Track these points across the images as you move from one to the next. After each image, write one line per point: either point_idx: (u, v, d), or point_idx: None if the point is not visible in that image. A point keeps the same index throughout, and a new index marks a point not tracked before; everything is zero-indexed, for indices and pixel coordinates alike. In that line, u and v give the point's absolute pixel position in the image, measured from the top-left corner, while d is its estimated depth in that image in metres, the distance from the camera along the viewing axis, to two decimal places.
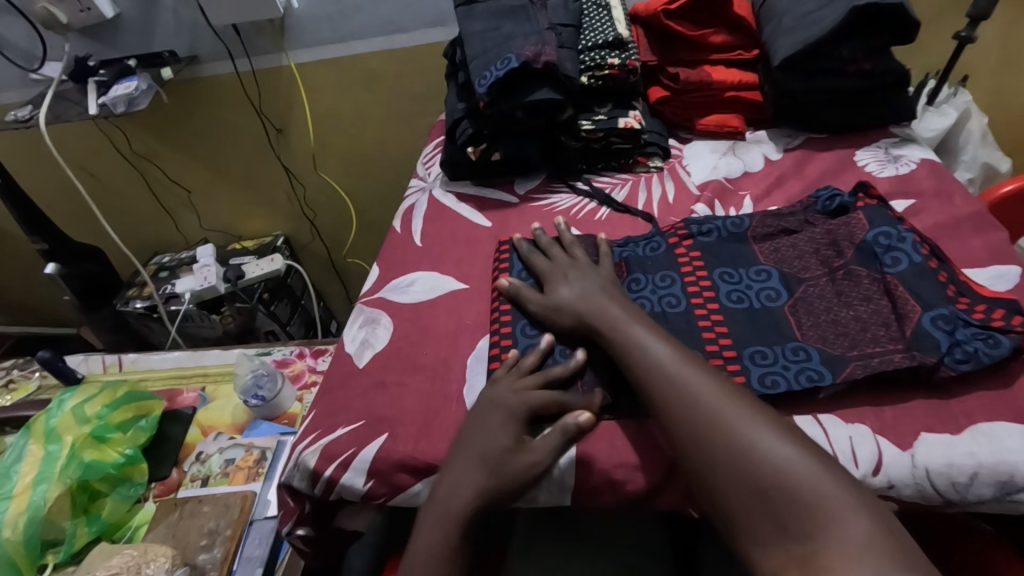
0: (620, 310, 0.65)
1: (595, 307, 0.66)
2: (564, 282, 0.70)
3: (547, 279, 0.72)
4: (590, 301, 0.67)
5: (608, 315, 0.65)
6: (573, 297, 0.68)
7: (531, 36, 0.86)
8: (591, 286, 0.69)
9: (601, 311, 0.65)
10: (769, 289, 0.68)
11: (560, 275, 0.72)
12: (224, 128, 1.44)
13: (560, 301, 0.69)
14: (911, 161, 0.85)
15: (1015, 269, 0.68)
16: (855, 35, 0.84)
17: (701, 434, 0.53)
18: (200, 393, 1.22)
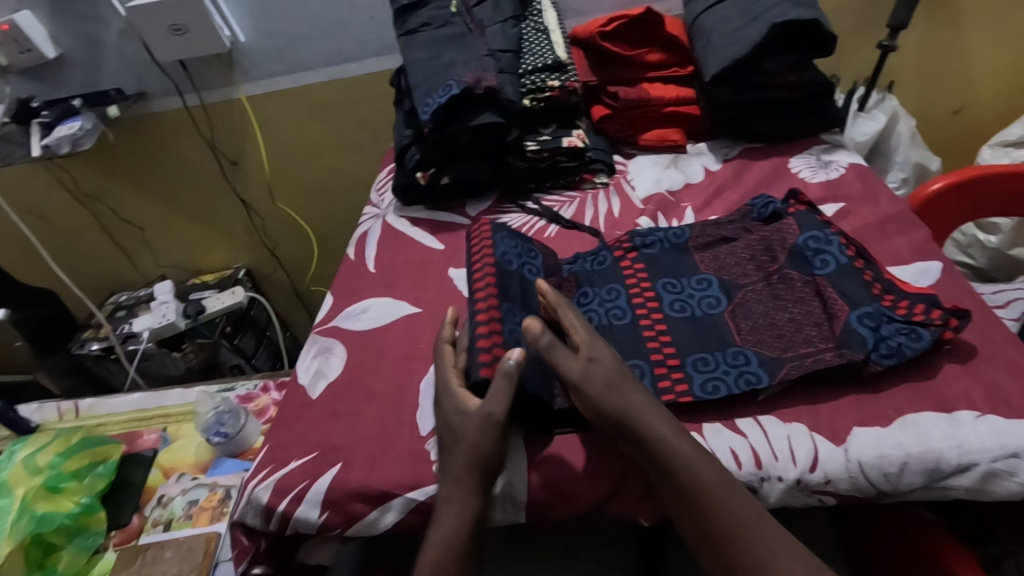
0: (655, 407, 0.57)
1: (636, 395, 0.57)
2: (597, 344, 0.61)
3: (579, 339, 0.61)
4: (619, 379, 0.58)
5: (653, 429, 0.55)
6: (615, 369, 0.59)
7: (471, 63, 0.88)
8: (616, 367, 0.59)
9: (639, 398, 0.57)
10: (709, 297, 0.70)
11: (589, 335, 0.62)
12: (177, 162, 1.43)
13: (602, 367, 0.59)
14: (840, 166, 0.89)
15: (936, 265, 0.72)
16: (779, 50, 0.89)
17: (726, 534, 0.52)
18: (161, 434, 1.18)
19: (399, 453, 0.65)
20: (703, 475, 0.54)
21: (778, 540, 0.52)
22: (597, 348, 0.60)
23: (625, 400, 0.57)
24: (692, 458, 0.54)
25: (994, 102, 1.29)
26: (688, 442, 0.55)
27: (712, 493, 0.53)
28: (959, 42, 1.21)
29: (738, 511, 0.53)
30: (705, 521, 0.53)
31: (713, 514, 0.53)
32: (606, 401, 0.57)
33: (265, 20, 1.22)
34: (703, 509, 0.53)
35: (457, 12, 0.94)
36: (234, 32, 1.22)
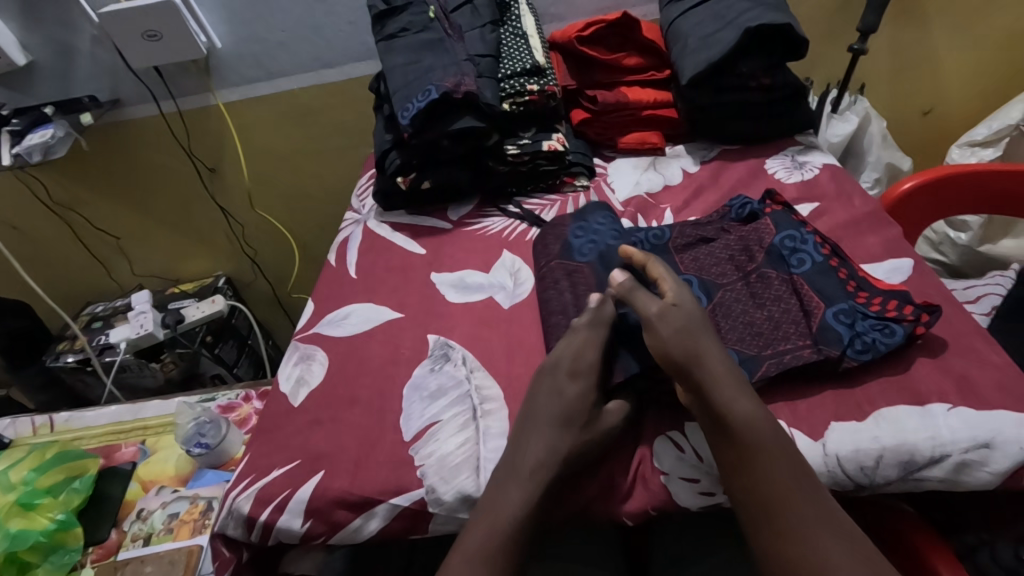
0: (726, 362, 0.58)
1: (707, 344, 0.59)
2: (681, 293, 0.64)
3: (667, 286, 0.65)
4: (696, 332, 0.60)
5: (716, 380, 0.57)
6: (691, 315, 0.62)
7: (450, 68, 0.88)
8: (696, 321, 0.61)
9: (708, 346, 0.59)
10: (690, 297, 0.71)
11: (677, 285, 0.65)
12: (155, 170, 1.41)
13: (678, 311, 0.62)
14: (814, 167, 0.91)
15: (908, 262, 0.74)
16: (752, 54, 0.90)
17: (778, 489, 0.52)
18: (141, 447, 1.16)
19: (383, 458, 0.65)
20: (757, 435, 0.54)
21: (820, 510, 0.51)
22: (681, 296, 0.64)
23: (694, 346, 0.59)
24: (749, 415, 0.55)
25: (962, 103, 1.33)
26: (749, 401, 0.56)
27: (764, 453, 0.53)
28: (927, 44, 1.24)
29: (788, 477, 0.53)
30: (754, 480, 0.53)
31: (761, 474, 0.53)
32: (673, 341, 0.59)
33: (242, 25, 1.20)
34: (750, 467, 0.53)
35: (435, 17, 0.94)
36: (210, 38, 1.21)
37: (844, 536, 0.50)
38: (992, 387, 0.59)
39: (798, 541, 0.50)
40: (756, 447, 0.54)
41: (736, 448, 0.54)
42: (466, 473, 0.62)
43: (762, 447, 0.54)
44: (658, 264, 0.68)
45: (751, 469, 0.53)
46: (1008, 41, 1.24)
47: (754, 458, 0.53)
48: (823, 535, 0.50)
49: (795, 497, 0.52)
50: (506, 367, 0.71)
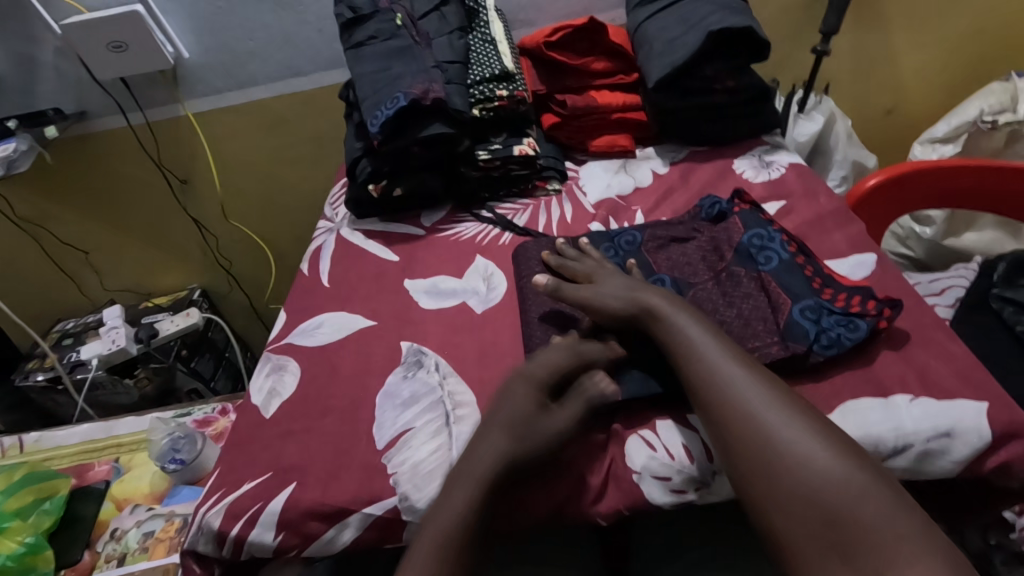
0: (654, 290, 0.66)
1: (632, 291, 0.67)
2: (599, 275, 0.72)
3: (588, 278, 0.73)
4: (619, 288, 0.68)
5: (650, 306, 0.64)
6: (614, 286, 0.68)
7: (419, 75, 0.87)
8: (617, 279, 0.70)
9: (632, 291, 0.67)
10: None
11: (592, 273, 0.73)
12: (125, 182, 1.39)
13: (602, 287, 0.69)
14: (781, 166, 0.93)
15: (871, 257, 0.75)
16: (717, 57, 0.92)
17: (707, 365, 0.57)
18: (114, 464, 1.14)
19: (355, 467, 0.64)
20: (686, 330, 0.61)
21: (751, 372, 0.57)
22: (596, 275, 0.72)
23: (627, 297, 0.66)
24: (680, 318, 0.62)
25: (923, 101, 1.36)
26: (681, 309, 0.63)
27: (694, 338, 0.60)
28: (888, 44, 1.27)
29: (719, 351, 0.58)
30: (688, 360, 0.59)
31: (694, 353, 0.59)
32: (609, 305, 0.67)
33: (210, 35, 1.19)
34: (683, 351, 0.59)
35: (402, 24, 0.94)
36: (177, 48, 1.19)
37: (775, 390, 0.55)
38: (951, 378, 0.60)
39: (732, 399, 0.55)
40: (687, 337, 0.60)
41: (671, 343, 0.61)
42: (438, 480, 0.62)
43: (693, 336, 0.60)
44: (570, 263, 0.76)
45: (685, 352, 0.59)
46: (965, 40, 1.27)
47: (686, 343, 0.60)
48: (752, 388, 0.55)
49: (728, 364, 0.57)
50: (479, 372, 0.71)
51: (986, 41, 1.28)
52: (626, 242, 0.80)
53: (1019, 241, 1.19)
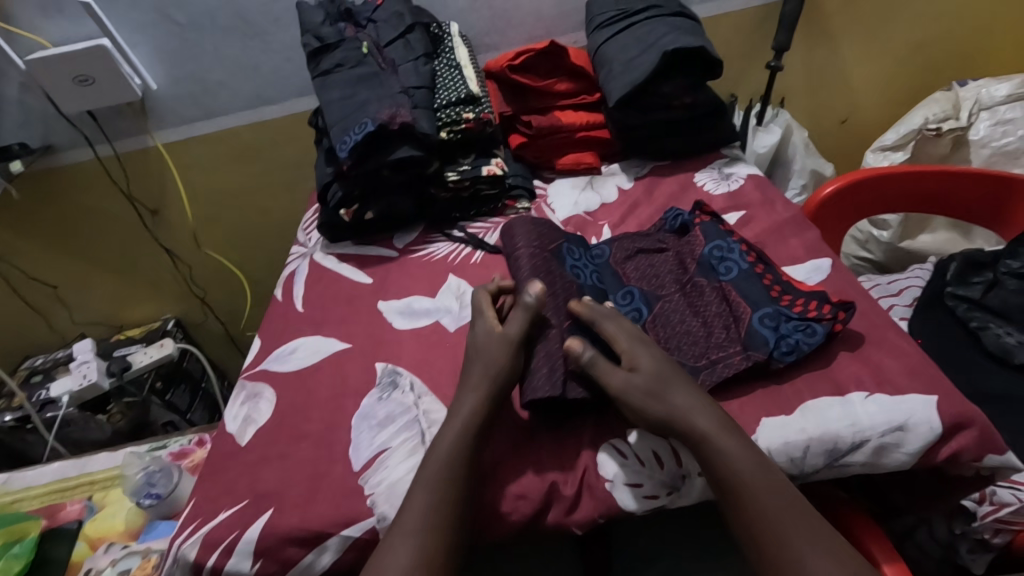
0: (703, 403, 0.60)
1: (678, 392, 0.60)
2: (637, 354, 0.64)
3: (624, 350, 0.64)
4: (664, 388, 0.60)
5: (700, 429, 0.58)
6: (660, 378, 0.61)
7: (385, 101, 0.89)
8: (662, 367, 0.62)
9: (679, 395, 0.60)
10: (634, 310, 0.73)
11: (631, 343, 0.65)
12: (94, 215, 1.38)
13: (645, 376, 0.61)
14: (739, 177, 0.96)
15: (827, 261, 0.79)
16: (673, 76, 0.96)
17: (761, 513, 0.54)
18: (87, 503, 1.11)
19: (332, 489, 0.64)
20: (741, 474, 0.55)
21: (814, 534, 0.53)
22: (636, 356, 0.64)
23: (670, 407, 0.59)
24: (734, 454, 0.56)
25: (874, 111, 1.43)
26: (733, 439, 0.57)
27: (754, 489, 0.55)
28: (838, 59, 1.33)
29: (778, 508, 0.54)
30: (748, 512, 0.55)
31: (753, 505, 0.54)
32: (649, 408, 0.60)
33: (178, 66, 1.20)
34: (740, 500, 0.55)
35: (368, 52, 0.96)
36: (144, 79, 1.20)
37: (840, 564, 0.51)
38: (903, 374, 0.63)
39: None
40: (747, 484, 0.55)
41: (724, 487, 0.56)
42: None
43: (752, 486, 0.55)
44: (607, 322, 0.67)
45: (741, 504, 0.55)
46: (908, 53, 1.34)
47: (743, 492, 0.55)
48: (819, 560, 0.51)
49: (790, 529, 0.53)
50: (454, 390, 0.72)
51: (928, 54, 1.35)
52: (594, 254, 0.82)
53: (970, 242, 1.25)
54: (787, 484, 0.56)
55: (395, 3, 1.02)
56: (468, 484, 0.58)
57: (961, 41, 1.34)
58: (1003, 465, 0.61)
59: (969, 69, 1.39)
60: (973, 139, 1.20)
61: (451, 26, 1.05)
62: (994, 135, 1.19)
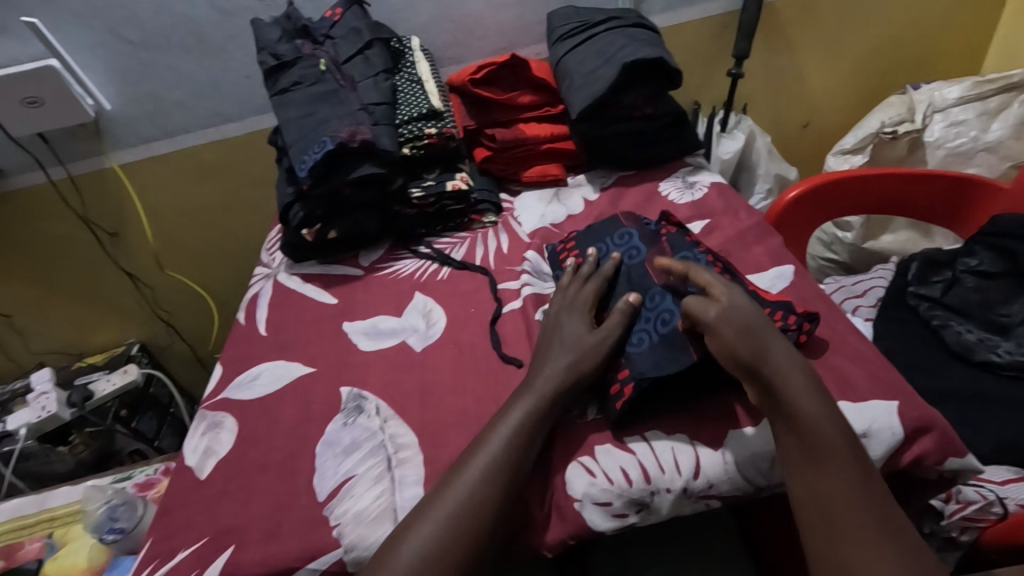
0: (795, 362, 0.59)
1: (769, 340, 0.60)
2: (730, 294, 0.64)
3: (719, 291, 0.65)
4: (761, 335, 0.60)
5: (790, 387, 0.57)
6: (752, 316, 0.61)
7: (345, 118, 0.87)
8: (757, 315, 0.62)
9: (772, 342, 0.60)
10: (643, 332, 0.67)
11: (726, 287, 0.65)
12: (50, 240, 1.33)
13: (737, 305, 0.62)
14: (703, 186, 0.97)
15: (789, 268, 0.80)
16: (635, 87, 0.96)
17: (829, 474, 0.54)
18: (47, 541, 1.07)
19: (297, 521, 0.62)
20: (828, 442, 0.55)
21: (874, 504, 0.52)
22: (736, 296, 0.64)
23: (762, 351, 0.59)
24: (820, 420, 0.56)
25: (834, 114, 1.46)
26: (820, 402, 0.57)
27: (836, 461, 0.54)
28: (797, 65, 1.36)
29: (854, 486, 0.53)
30: (818, 480, 0.54)
31: (822, 464, 0.54)
32: (738, 347, 0.59)
33: (132, 85, 1.16)
34: (815, 458, 0.55)
35: (326, 69, 0.94)
36: (98, 100, 1.16)
37: (899, 546, 0.50)
38: (864, 380, 0.64)
39: (855, 557, 0.50)
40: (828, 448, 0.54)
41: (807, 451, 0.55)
42: (384, 526, 0.61)
43: (836, 457, 0.54)
44: (699, 270, 0.68)
45: (821, 474, 0.54)
46: (865, 58, 1.38)
47: (818, 459, 0.54)
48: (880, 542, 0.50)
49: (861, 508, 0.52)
50: (420, 412, 0.71)
51: (883, 58, 1.39)
52: (620, 238, 0.80)
53: (930, 241, 1.28)
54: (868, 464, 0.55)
55: (353, 19, 1.01)
56: (470, 518, 0.56)
57: (914, 45, 1.38)
58: (964, 467, 0.62)
59: (923, 71, 1.43)
60: (928, 140, 1.24)
61: (412, 40, 1.04)
62: (948, 136, 1.22)
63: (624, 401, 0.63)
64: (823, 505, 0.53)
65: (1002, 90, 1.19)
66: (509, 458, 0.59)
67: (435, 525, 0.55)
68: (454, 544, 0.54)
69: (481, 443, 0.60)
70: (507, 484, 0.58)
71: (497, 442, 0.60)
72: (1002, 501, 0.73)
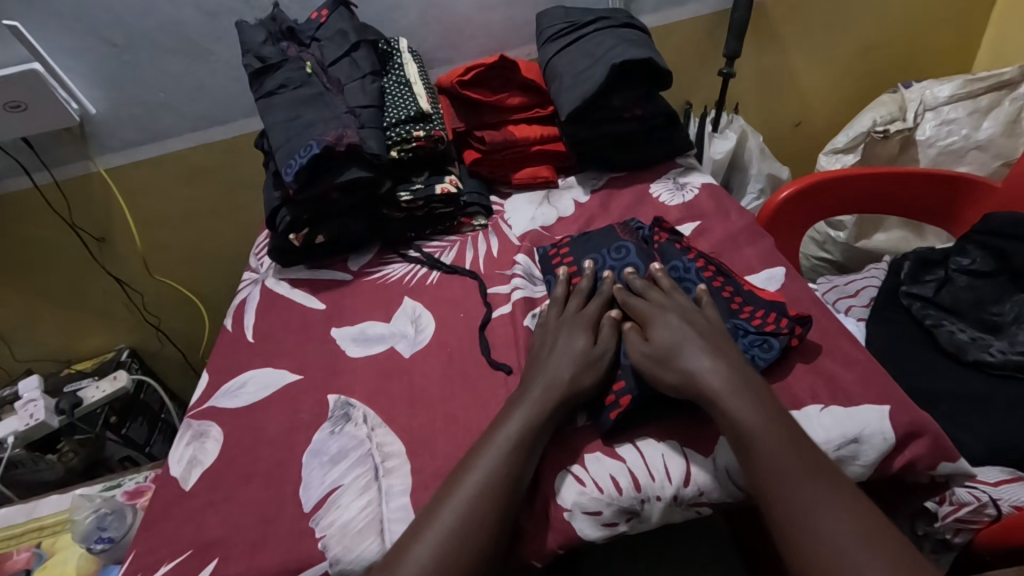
0: (720, 368, 0.60)
1: (692, 357, 0.61)
2: (655, 324, 0.66)
3: (647, 323, 0.67)
4: (680, 353, 0.62)
5: (710, 389, 0.58)
6: (672, 346, 0.62)
7: (332, 121, 0.86)
8: (682, 334, 0.63)
9: (692, 359, 0.61)
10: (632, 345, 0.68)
11: (652, 314, 0.67)
12: (36, 246, 1.31)
13: (657, 345, 0.63)
14: (694, 187, 0.97)
15: (781, 270, 0.79)
16: (625, 87, 0.95)
17: (762, 455, 0.55)
18: (35, 551, 1.05)
19: (282, 533, 0.61)
20: (752, 432, 0.56)
21: (809, 472, 0.54)
22: (661, 324, 0.66)
23: (684, 372, 0.60)
24: (742, 414, 0.56)
25: (826, 113, 1.46)
26: (744, 398, 0.57)
27: (765, 446, 0.55)
28: (788, 64, 1.35)
29: (788, 461, 0.54)
30: (753, 463, 0.55)
31: (754, 448, 0.55)
32: (661, 377, 0.62)
33: (117, 89, 1.15)
34: (745, 445, 0.56)
35: (313, 72, 0.93)
36: (82, 104, 1.15)
37: (840, 503, 0.52)
38: (855, 383, 0.64)
39: (797, 528, 0.52)
40: (756, 433, 0.55)
41: (736, 440, 0.56)
42: (370, 537, 0.60)
43: (764, 438, 0.55)
44: (634, 301, 0.70)
45: (753, 456, 0.55)
46: (856, 57, 1.37)
47: (747, 444, 0.56)
48: (821, 511, 0.52)
49: (800, 481, 0.53)
50: (408, 419, 0.70)
51: (874, 57, 1.38)
52: (617, 252, 0.79)
53: (922, 239, 1.27)
54: (800, 437, 0.56)
55: (340, 21, 0.99)
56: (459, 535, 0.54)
57: (905, 43, 1.38)
58: (956, 472, 0.61)
59: (914, 69, 1.43)
60: (919, 139, 1.23)
61: (400, 42, 1.03)
62: (939, 134, 1.22)
63: (619, 411, 0.62)
64: (762, 483, 0.54)
65: (993, 87, 1.19)
66: (503, 473, 0.57)
67: (432, 547, 0.54)
68: (443, 561, 0.53)
69: (475, 457, 0.59)
70: (504, 503, 0.56)
71: (492, 459, 0.58)
72: (995, 502, 0.73)
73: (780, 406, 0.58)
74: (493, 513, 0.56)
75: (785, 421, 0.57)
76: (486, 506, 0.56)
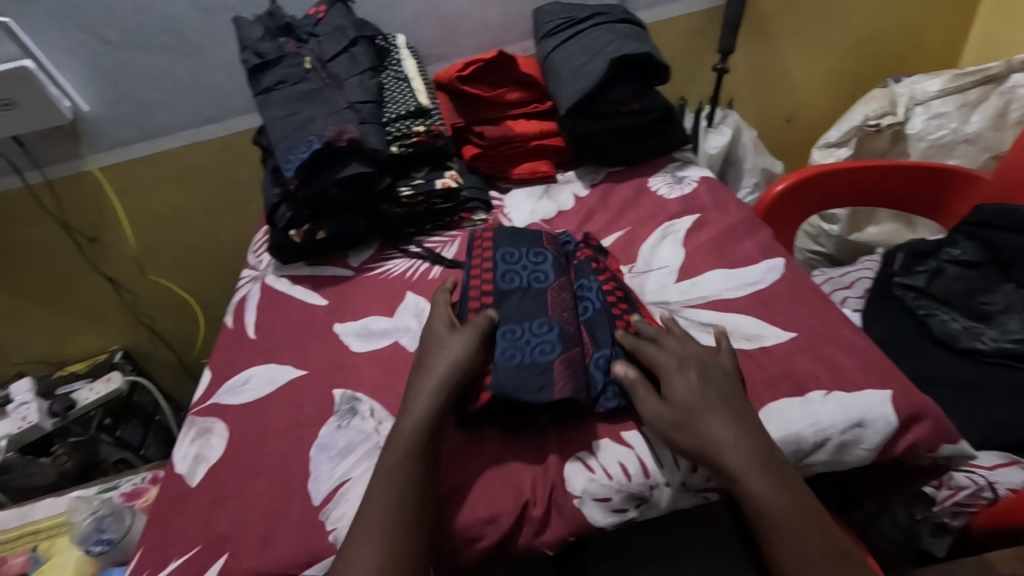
0: (742, 438, 0.57)
1: (709, 422, 0.58)
2: (673, 379, 0.62)
3: (664, 373, 0.62)
4: (695, 419, 0.58)
5: (728, 463, 0.56)
6: (688, 407, 0.59)
7: (331, 117, 0.85)
8: (697, 397, 0.60)
9: (717, 428, 0.58)
10: (543, 344, 0.67)
11: (668, 366, 0.63)
12: (26, 246, 1.30)
13: (677, 405, 0.60)
14: (692, 181, 0.98)
15: (781, 260, 0.80)
16: (622, 83, 0.96)
17: (778, 540, 0.53)
18: (31, 555, 1.04)
19: (291, 527, 0.61)
20: (777, 511, 0.54)
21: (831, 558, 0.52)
22: (675, 380, 0.61)
23: (703, 437, 0.57)
24: (764, 494, 0.54)
25: (818, 109, 1.48)
26: (765, 477, 0.55)
27: (789, 529, 0.53)
28: (781, 59, 1.37)
29: (808, 548, 0.52)
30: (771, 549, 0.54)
31: (775, 533, 0.53)
32: (678, 441, 0.59)
33: (110, 87, 1.14)
34: (765, 528, 0.54)
35: (311, 68, 0.93)
36: (75, 102, 1.13)
37: None
38: (857, 370, 0.65)
39: None
40: (770, 513, 0.54)
41: (758, 521, 0.54)
42: None
43: (785, 521, 0.53)
44: (647, 347, 0.65)
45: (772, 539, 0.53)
46: (846, 52, 1.39)
47: (762, 526, 0.54)
48: None
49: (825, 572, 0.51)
50: None
51: (864, 52, 1.40)
52: (534, 258, 0.78)
53: (914, 232, 1.29)
54: (821, 520, 0.54)
55: (337, 17, 0.99)
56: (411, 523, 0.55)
57: (894, 39, 1.40)
58: (956, 454, 0.63)
59: (903, 66, 1.45)
60: (911, 132, 1.25)
61: (397, 38, 1.04)
62: (930, 128, 1.23)
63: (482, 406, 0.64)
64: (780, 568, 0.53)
65: (980, 82, 1.20)
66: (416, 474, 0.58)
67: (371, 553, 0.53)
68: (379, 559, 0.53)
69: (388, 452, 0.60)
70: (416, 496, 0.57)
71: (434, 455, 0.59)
72: (992, 486, 0.75)
73: (804, 484, 0.56)
74: (406, 539, 0.54)
75: (807, 501, 0.55)
76: (416, 533, 0.55)
